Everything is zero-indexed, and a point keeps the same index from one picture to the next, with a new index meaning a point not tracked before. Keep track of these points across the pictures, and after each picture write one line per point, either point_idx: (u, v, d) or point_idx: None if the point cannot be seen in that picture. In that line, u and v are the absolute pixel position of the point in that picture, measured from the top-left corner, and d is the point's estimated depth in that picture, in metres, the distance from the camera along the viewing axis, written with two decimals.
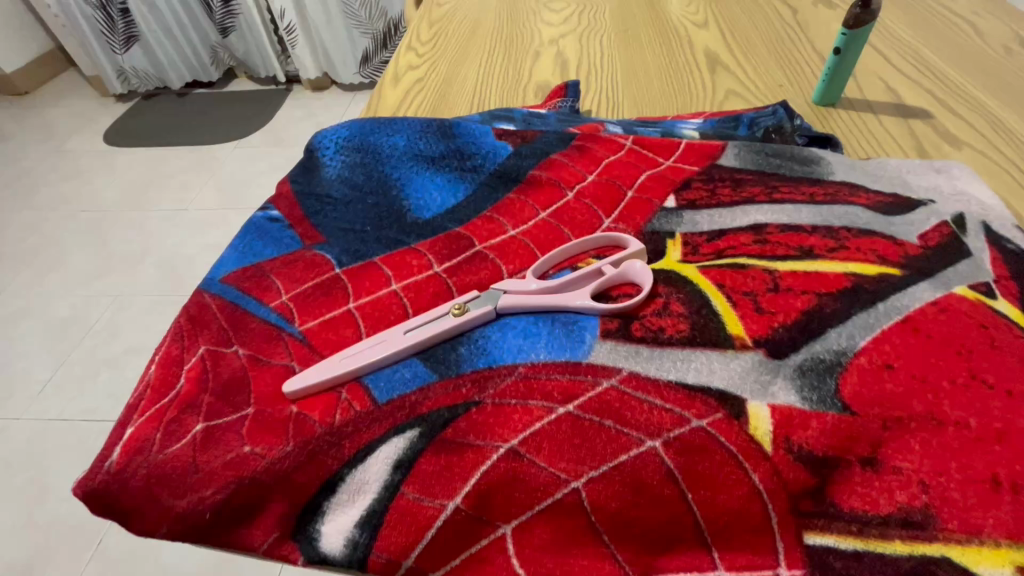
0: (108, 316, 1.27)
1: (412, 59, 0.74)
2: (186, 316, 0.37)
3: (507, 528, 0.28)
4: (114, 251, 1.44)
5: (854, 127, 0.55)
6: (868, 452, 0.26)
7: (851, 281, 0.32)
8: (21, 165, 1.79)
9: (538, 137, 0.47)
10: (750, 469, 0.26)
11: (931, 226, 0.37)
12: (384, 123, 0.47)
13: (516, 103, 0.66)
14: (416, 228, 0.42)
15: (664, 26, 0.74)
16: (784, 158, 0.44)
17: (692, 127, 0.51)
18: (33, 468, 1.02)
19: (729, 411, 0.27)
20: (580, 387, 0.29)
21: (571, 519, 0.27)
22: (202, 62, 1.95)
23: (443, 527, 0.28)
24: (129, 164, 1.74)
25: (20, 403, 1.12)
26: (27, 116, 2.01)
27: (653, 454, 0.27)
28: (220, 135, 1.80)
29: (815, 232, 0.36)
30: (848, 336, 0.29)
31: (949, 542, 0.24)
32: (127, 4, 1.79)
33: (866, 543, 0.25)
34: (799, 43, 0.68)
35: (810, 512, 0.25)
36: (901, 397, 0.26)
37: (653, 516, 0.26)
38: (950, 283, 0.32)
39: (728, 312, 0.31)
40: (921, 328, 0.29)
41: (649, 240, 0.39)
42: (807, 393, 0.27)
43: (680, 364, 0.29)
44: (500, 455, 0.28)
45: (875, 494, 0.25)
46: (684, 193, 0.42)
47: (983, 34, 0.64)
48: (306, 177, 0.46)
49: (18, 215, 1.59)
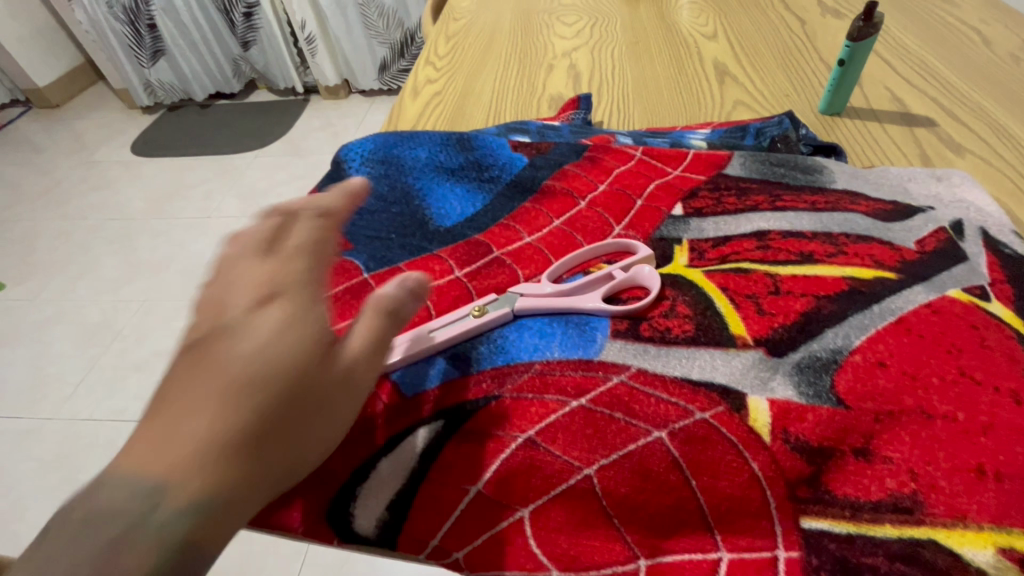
0: (136, 321, 1.33)
1: (430, 73, 0.77)
2: None
3: (524, 511, 0.30)
4: (142, 258, 1.50)
5: (859, 135, 0.57)
6: (860, 442, 0.28)
7: (848, 285, 0.34)
8: (53, 175, 1.86)
9: (553, 148, 0.50)
10: (750, 458, 0.28)
11: (929, 231, 0.39)
12: (405, 137, 0.50)
13: (530, 114, 0.69)
14: (437, 235, 0.45)
15: (672, 38, 0.77)
16: (788, 167, 0.46)
17: (699, 138, 0.54)
18: (66, 467, 1.07)
19: (730, 404, 0.29)
20: (592, 382, 0.31)
21: (583, 503, 0.29)
22: (225, 75, 2.02)
23: (467, 508, 0.30)
24: (155, 174, 1.81)
25: (54, 404, 1.18)
26: (59, 127, 2.11)
27: (659, 443, 0.29)
28: (241, 143, 1.87)
29: (816, 237, 0.38)
30: (844, 336, 0.31)
31: (936, 526, 0.26)
32: (155, 19, 1.87)
33: (858, 526, 0.27)
34: (807, 53, 0.70)
35: (806, 498, 0.28)
36: (892, 393, 0.28)
37: (659, 501, 0.29)
38: (944, 286, 0.34)
39: (731, 313, 0.33)
40: (913, 327, 0.31)
41: (658, 246, 0.41)
42: (804, 388, 0.29)
43: (686, 361, 0.31)
44: (518, 444, 0.30)
45: (867, 481, 0.27)
46: (690, 202, 0.44)
47: (989, 43, 0.66)
48: (333, 188, 0.49)
49: (50, 224, 1.67)
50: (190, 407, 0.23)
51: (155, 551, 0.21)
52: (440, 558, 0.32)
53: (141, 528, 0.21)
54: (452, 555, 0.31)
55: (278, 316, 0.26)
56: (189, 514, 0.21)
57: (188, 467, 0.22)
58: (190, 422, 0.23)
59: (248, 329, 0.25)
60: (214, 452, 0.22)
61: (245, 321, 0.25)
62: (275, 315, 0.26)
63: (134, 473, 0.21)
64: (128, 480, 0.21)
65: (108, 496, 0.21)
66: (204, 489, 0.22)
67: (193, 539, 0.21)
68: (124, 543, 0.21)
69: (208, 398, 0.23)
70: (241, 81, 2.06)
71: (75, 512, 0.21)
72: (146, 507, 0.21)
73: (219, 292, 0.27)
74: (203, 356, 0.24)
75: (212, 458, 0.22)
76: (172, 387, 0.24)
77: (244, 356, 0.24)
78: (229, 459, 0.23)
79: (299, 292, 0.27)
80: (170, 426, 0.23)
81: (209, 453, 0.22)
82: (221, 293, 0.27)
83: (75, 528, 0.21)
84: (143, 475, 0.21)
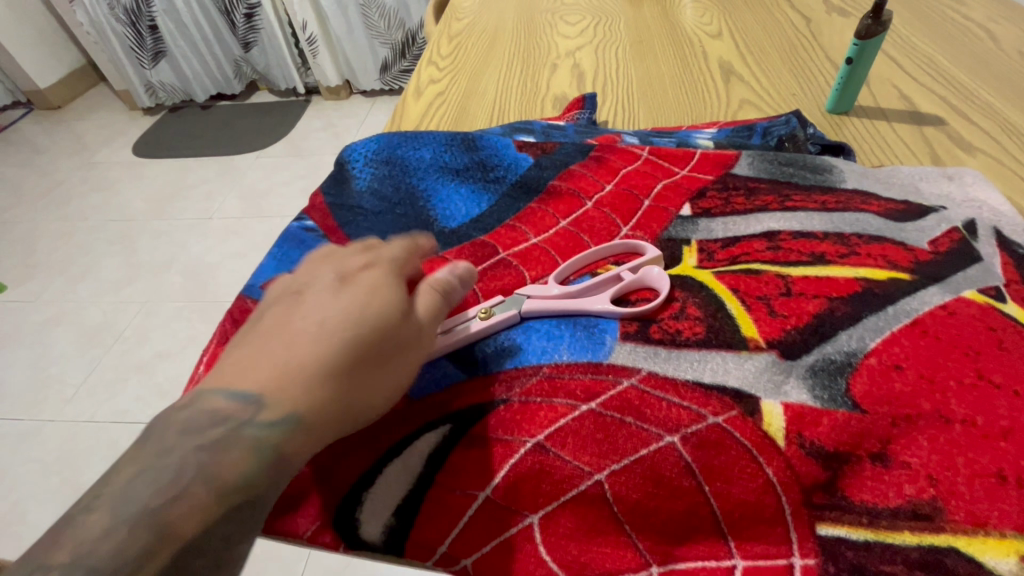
0: (137, 322, 1.33)
1: (433, 72, 0.77)
2: (232, 320, 0.41)
3: (534, 517, 0.29)
4: (143, 259, 1.50)
5: (867, 134, 0.56)
6: (877, 447, 0.27)
7: (861, 286, 0.33)
8: (54, 177, 1.86)
9: (558, 148, 0.49)
10: (764, 463, 0.27)
11: (942, 231, 0.38)
12: (409, 137, 0.50)
13: (533, 114, 0.69)
14: (443, 238, 0.45)
15: (677, 37, 0.76)
16: (797, 166, 0.46)
17: (706, 137, 0.53)
18: (68, 469, 1.07)
19: (744, 408, 0.29)
20: (602, 386, 0.31)
21: (594, 509, 0.29)
22: (226, 76, 2.02)
23: (475, 515, 0.30)
24: (156, 175, 1.81)
25: (56, 406, 1.18)
26: (61, 128, 2.11)
27: (671, 448, 0.28)
28: (242, 144, 1.87)
29: (827, 238, 0.37)
30: (858, 339, 0.30)
31: (956, 533, 0.25)
32: (156, 20, 1.87)
33: (876, 534, 0.26)
34: (812, 51, 0.69)
35: (821, 504, 0.27)
36: (910, 396, 0.28)
37: (672, 507, 0.28)
38: (959, 287, 0.33)
39: (742, 316, 0.33)
40: (929, 329, 0.30)
41: (666, 246, 0.41)
42: (819, 391, 0.29)
43: (697, 365, 0.31)
44: (527, 449, 0.29)
45: (884, 487, 0.27)
46: (698, 202, 0.43)
47: (998, 40, 0.65)
48: (338, 189, 0.49)
49: (52, 226, 1.67)
50: (293, 342, 0.28)
51: (249, 451, 0.26)
52: (448, 566, 0.31)
53: (242, 429, 0.26)
54: (460, 562, 0.31)
55: (365, 284, 0.31)
56: (279, 422, 0.26)
57: (285, 385, 0.27)
58: (292, 351, 0.28)
59: (344, 291, 0.31)
60: (308, 374, 0.27)
61: (342, 287, 0.31)
62: (369, 283, 0.32)
63: (245, 386, 0.27)
64: (239, 390, 0.27)
65: (223, 402, 0.27)
66: (293, 404, 0.26)
67: (278, 447, 0.26)
68: (229, 440, 0.26)
69: (306, 336, 0.28)
70: (242, 82, 2.06)
71: (200, 410, 0.27)
72: (248, 412, 0.26)
73: (324, 268, 0.34)
74: (305, 307, 0.30)
75: (303, 381, 0.27)
76: (278, 328, 0.29)
77: (337, 309, 0.30)
78: (317, 385, 0.27)
79: (387, 271, 0.33)
80: (275, 355, 0.28)
81: (306, 373, 0.27)
82: (325, 269, 0.33)
83: (200, 421, 0.26)
84: (251, 387, 0.27)
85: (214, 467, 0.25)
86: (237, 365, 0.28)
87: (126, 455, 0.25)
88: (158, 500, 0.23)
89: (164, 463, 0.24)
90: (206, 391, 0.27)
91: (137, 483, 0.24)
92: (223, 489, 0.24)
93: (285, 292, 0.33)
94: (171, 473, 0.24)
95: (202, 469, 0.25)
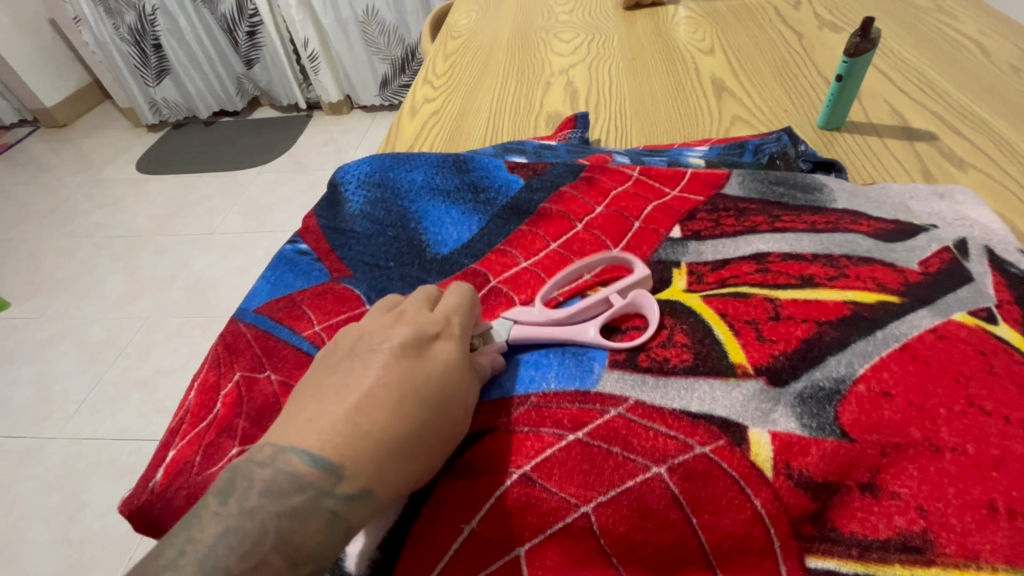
0: (139, 338, 1.33)
1: (428, 92, 0.77)
2: (223, 343, 0.41)
3: (521, 550, 0.29)
4: (146, 276, 1.51)
5: (858, 151, 0.56)
6: (866, 477, 0.27)
7: (850, 309, 0.33)
8: (59, 194, 1.88)
9: (549, 170, 0.49)
10: (752, 494, 0.27)
11: (933, 252, 0.38)
12: (402, 159, 0.50)
13: (527, 133, 0.69)
14: (436, 264, 0.45)
15: (670, 53, 0.77)
16: (787, 186, 0.46)
17: (697, 156, 0.53)
18: (69, 486, 1.07)
19: (731, 438, 0.28)
20: (589, 415, 0.30)
21: (582, 542, 0.28)
22: (228, 92, 2.05)
23: (460, 549, 0.29)
24: (160, 191, 1.82)
25: (58, 422, 1.18)
26: (66, 146, 2.13)
27: (659, 480, 0.28)
28: (244, 160, 1.88)
29: (816, 260, 0.37)
30: (847, 364, 0.30)
31: (947, 567, 0.25)
32: (160, 40, 1.90)
33: (867, 567, 0.26)
34: (804, 67, 0.70)
35: (810, 535, 0.27)
36: (899, 424, 0.28)
37: (659, 540, 0.28)
38: (949, 310, 0.33)
39: (730, 340, 0.33)
40: (919, 354, 0.30)
41: (656, 269, 0.41)
42: (807, 419, 0.28)
43: (685, 393, 0.31)
44: (513, 481, 0.29)
45: (874, 519, 0.26)
46: (688, 224, 0.44)
47: (989, 54, 0.65)
48: (331, 212, 0.50)
49: (57, 242, 1.68)
50: (372, 411, 0.28)
51: (326, 523, 0.26)
52: None
53: (321, 499, 0.26)
54: None
55: (440, 354, 0.31)
56: (359, 498, 0.26)
57: (361, 458, 0.27)
58: (372, 421, 0.27)
59: (422, 355, 0.30)
60: (391, 450, 0.27)
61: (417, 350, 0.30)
62: (445, 350, 0.31)
63: (322, 449, 0.27)
64: (318, 454, 0.27)
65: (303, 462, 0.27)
66: (370, 479, 0.26)
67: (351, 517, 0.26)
68: (308, 511, 0.26)
69: (385, 405, 0.28)
70: (244, 99, 2.08)
71: (279, 469, 0.26)
72: (328, 481, 0.26)
73: (397, 322, 0.32)
74: (381, 369, 0.29)
75: (382, 456, 0.27)
76: (352, 389, 0.29)
77: (415, 379, 0.29)
78: (399, 463, 0.27)
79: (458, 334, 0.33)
80: (350, 421, 0.27)
81: (389, 449, 0.27)
82: (399, 322, 0.32)
83: (279, 483, 0.26)
84: (330, 453, 0.27)
85: (296, 537, 0.25)
86: (311, 426, 0.27)
87: (210, 506, 0.26)
88: (239, 567, 0.23)
89: (247, 525, 0.25)
90: (282, 450, 0.27)
91: (220, 543, 0.24)
92: (298, 559, 0.25)
93: (354, 343, 0.31)
94: (255, 535, 0.24)
95: (284, 537, 0.25)
